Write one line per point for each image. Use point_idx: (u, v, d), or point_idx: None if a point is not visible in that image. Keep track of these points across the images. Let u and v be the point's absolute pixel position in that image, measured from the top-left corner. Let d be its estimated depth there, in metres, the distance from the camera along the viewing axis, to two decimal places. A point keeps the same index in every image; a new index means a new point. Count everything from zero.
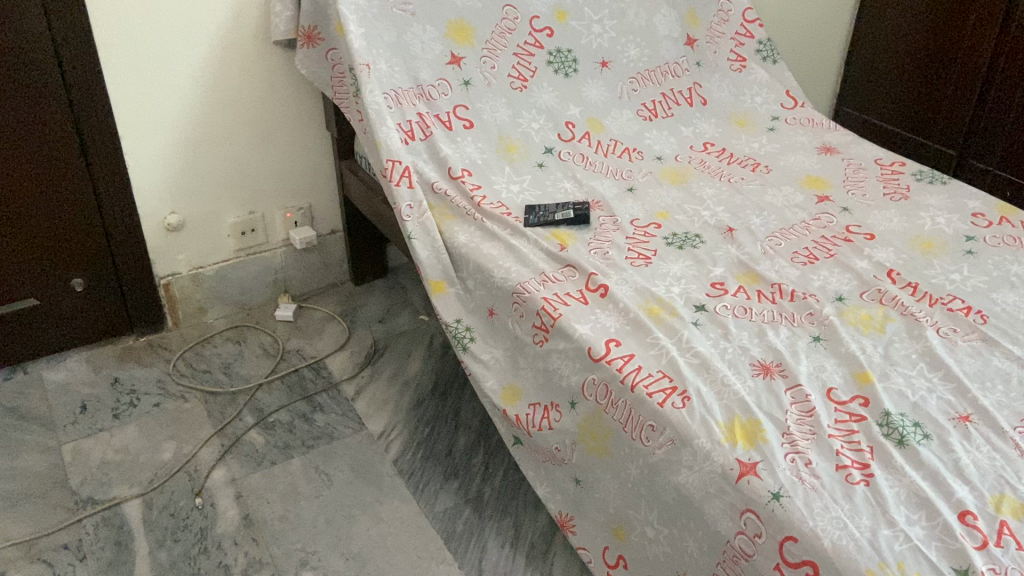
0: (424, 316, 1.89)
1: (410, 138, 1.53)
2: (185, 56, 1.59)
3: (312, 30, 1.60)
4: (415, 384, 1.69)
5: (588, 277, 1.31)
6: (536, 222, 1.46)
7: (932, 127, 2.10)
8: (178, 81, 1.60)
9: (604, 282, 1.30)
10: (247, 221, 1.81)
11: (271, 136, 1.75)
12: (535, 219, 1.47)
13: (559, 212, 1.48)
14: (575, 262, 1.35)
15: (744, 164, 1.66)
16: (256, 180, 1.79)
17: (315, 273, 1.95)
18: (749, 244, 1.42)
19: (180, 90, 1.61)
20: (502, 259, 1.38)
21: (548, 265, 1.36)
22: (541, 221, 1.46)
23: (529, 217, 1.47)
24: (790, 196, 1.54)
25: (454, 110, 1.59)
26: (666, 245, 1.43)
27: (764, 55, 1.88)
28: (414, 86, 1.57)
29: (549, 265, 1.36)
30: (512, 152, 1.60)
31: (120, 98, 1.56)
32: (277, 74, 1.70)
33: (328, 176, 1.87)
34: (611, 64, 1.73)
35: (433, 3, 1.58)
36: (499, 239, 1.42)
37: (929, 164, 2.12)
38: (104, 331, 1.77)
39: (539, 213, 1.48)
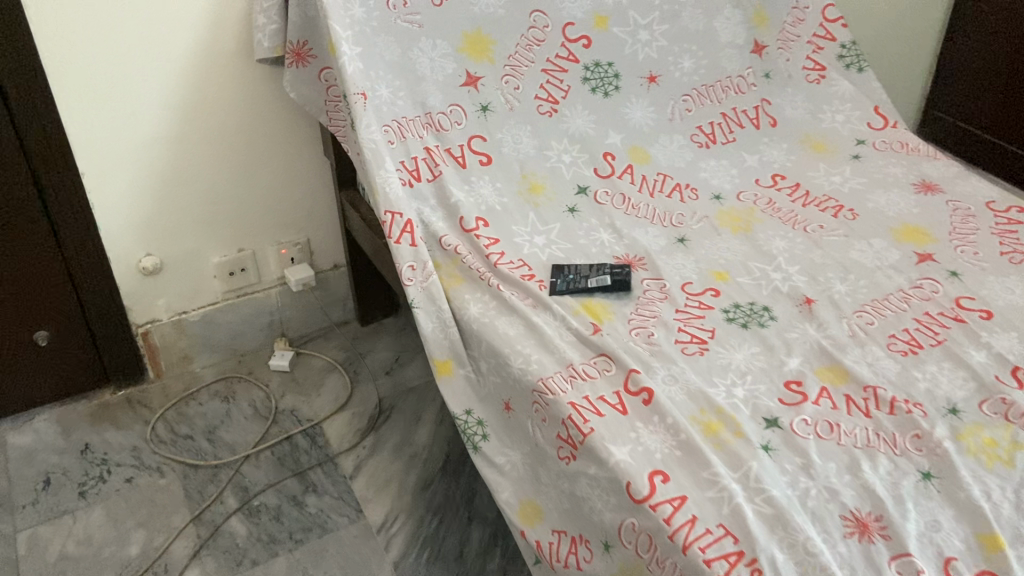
0: None
1: (415, 178, 1.28)
2: (153, 78, 1.34)
3: (301, 46, 1.34)
4: (424, 459, 1.45)
5: (626, 375, 1.04)
6: (565, 290, 1.19)
7: None
8: (146, 108, 1.36)
9: (647, 384, 1.02)
10: (236, 260, 1.57)
11: (259, 165, 1.51)
12: (564, 285, 1.20)
13: (594, 276, 1.21)
14: (610, 352, 1.08)
15: (822, 206, 1.36)
16: (244, 215, 1.54)
17: (315, 313, 1.72)
18: (831, 322, 1.14)
19: (149, 118, 1.37)
20: (520, 341, 1.11)
21: (578, 353, 1.09)
22: (571, 288, 1.19)
23: (557, 283, 1.21)
24: (882, 254, 1.25)
25: (469, 143, 1.34)
26: (726, 322, 1.15)
27: (847, 61, 1.55)
28: (421, 114, 1.31)
29: (578, 353, 1.09)
30: (538, 194, 1.33)
31: (78, 129, 1.32)
32: (263, 95, 1.44)
33: (328, 207, 1.63)
34: (660, 79, 1.44)
35: (443, 12, 1.31)
36: (517, 314, 1.15)
37: None
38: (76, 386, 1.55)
39: (569, 276, 1.21)
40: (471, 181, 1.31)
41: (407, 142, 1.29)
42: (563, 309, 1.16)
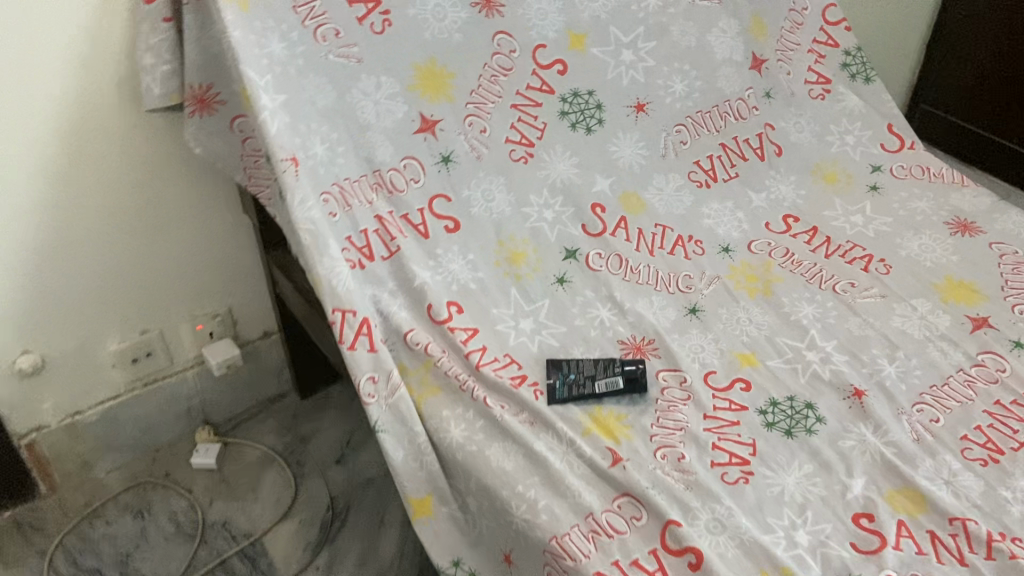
0: None
1: (367, 258, 1.02)
2: (13, 143, 1.02)
3: (206, 90, 1.05)
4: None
5: (663, 526, 0.82)
6: (567, 397, 0.96)
7: None
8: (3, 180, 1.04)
9: (692, 540, 0.80)
10: (140, 345, 1.28)
11: (162, 232, 1.21)
12: (565, 390, 0.96)
13: (601, 377, 0.97)
14: (637, 492, 0.85)
15: (849, 256, 1.16)
16: (147, 292, 1.25)
17: (242, 391, 1.44)
18: (890, 422, 0.94)
19: (10, 192, 1.05)
20: (522, 478, 0.87)
21: (595, 493, 0.86)
22: (574, 395, 0.96)
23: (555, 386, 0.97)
24: (930, 320, 1.06)
25: (430, 205, 1.07)
26: (766, 429, 0.94)
27: (852, 71, 1.37)
28: (368, 173, 1.05)
29: (596, 494, 0.86)
30: (518, 264, 1.08)
31: None
32: (160, 149, 1.14)
33: (252, 269, 1.34)
34: (649, 107, 1.21)
35: (388, 41, 1.05)
36: (510, 440, 0.91)
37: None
38: None
39: (570, 378, 0.97)
40: (435, 255, 1.06)
41: (353, 211, 1.02)
42: (568, 426, 0.92)
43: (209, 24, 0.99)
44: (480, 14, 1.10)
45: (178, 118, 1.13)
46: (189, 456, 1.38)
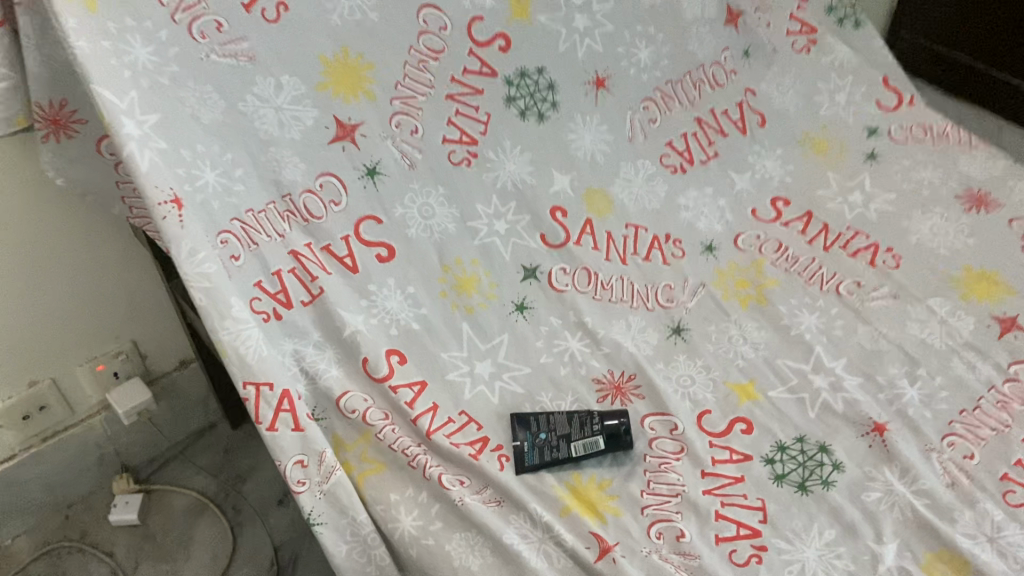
0: None
1: (284, 307, 0.82)
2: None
3: (59, 108, 0.83)
4: None
5: None
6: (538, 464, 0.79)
7: None
8: None
9: None
10: (30, 402, 1.08)
11: (37, 274, 0.99)
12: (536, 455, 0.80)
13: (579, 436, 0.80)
14: None
15: (851, 248, 1.00)
16: (30, 343, 1.04)
17: (163, 427, 1.27)
18: (919, 464, 0.80)
19: None
20: None
21: None
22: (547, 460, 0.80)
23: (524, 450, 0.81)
24: (950, 326, 0.91)
25: (356, 231, 0.88)
26: (775, 485, 0.79)
27: (839, 16, 1.22)
28: (277, 199, 0.85)
29: None
30: (468, 293, 0.90)
31: None
32: (18, 180, 0.91)
33: (157, 297, 1.15)
34: (610, 81, 1.02)
35: (287, 33, 0.83)
36: (475, 534, 0.75)
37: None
38: None
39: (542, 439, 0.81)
40: (367, 293, 0.87)
41: (261, 251, 0.82)
42: (544, 505, 0.76)
43: (49, 26, 0.76)
44: None
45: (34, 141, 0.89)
46: (107, 512, 1.21)
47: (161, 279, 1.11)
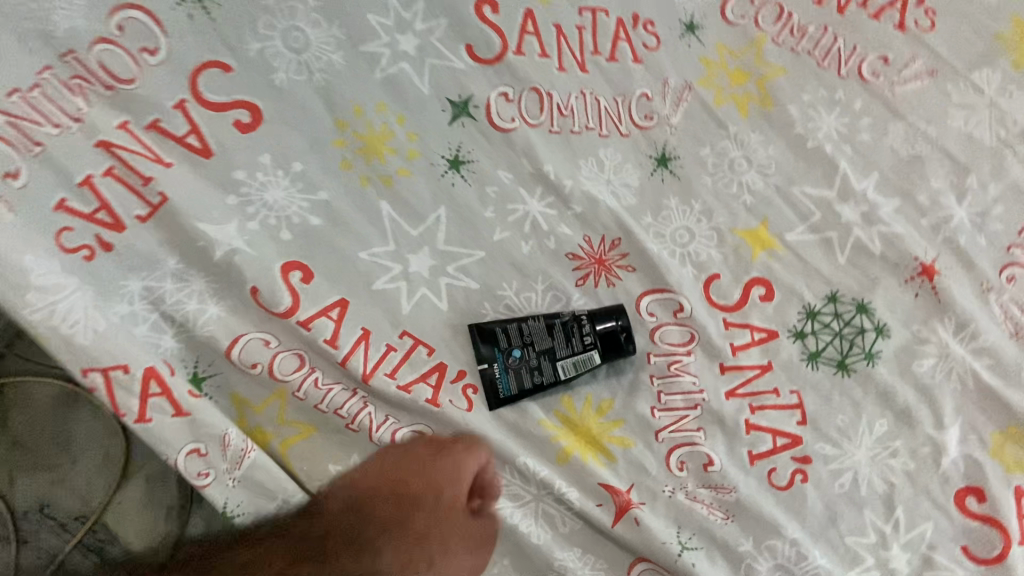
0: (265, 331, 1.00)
1: (111, 229, 0.55)
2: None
3: None
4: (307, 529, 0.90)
5: None
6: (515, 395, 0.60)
7: None
8: None
9: None
10: None
11: None
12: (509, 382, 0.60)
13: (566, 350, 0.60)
14: (660, 559, 0.56)
15: (873, 2, 0.74)
16: None
17: None
18: (977, 314, 0.65)
19: None
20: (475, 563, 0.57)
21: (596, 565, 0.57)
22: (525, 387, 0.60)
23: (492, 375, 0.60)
24: (1000, 110, 0.72)
25: (194, 89, 0.57)
26: (811, 370, 0.63)
27: None
28: (55, 62, 0.53)
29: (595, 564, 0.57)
30: (378, 158, 0.63)
31: None
32: None
33: None
34: None
35: None
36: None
37: None
38: None
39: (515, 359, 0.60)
40: (234, 185, 0.59)
41: (50, 151, 0.54)
42: (533, 457, 0.58)
43: None
44: None
45: None
46: None
47: None
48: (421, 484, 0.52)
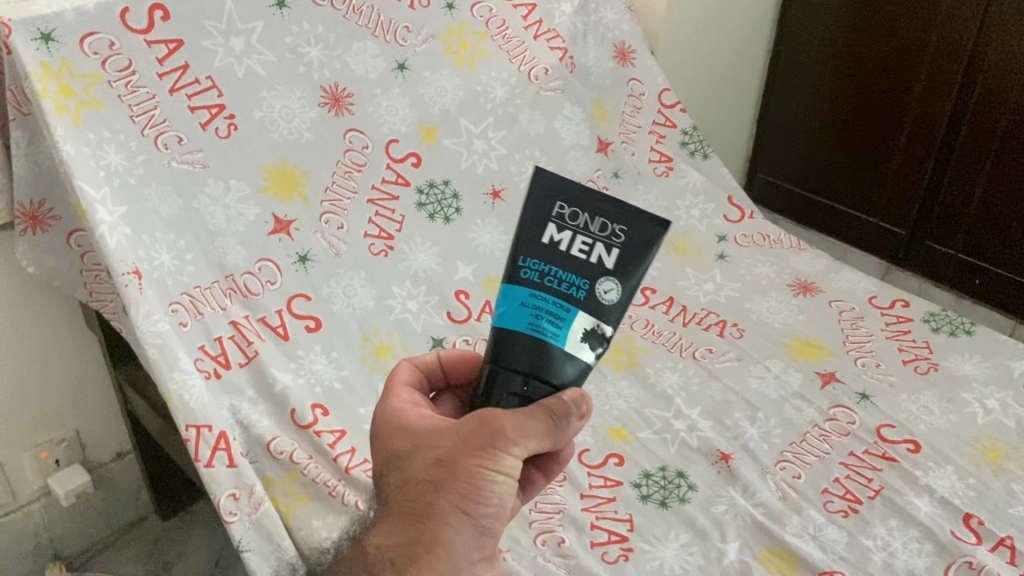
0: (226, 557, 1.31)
1: (223, 366, 0.97)
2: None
3: (38, 206, 0.99)
4: None
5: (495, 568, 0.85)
6: (632, 236, 0.53)
7: (882, 182, 1.76)
8: None
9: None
10: (45, 465, 1.22)
11: (55, 375, 1.18)
12: (595, 260, 0.53)
13: (536, 242, 0.54)
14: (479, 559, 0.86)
15: (704, 324, 1.21)
16: (31, 421, 1.18)
17: (94, 517, 1.31)
18: (758, 483, 0.97)
19: None
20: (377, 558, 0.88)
21: None
22: (610, 256, 0.53)
23: (610, 235, 0.54)
24: (783, 379, 1.11)
25: (289, 305, 1.05)
26: (642, 503, 0.95)
27: (691, 148, 1.45)
28: (221, 279, 1.01)
29: None
30: (297, 195, 1.09)
31: None
32: (49, 339, 1.14)
33: (100, 391, 1.25)
34: (505, 193, 1.24)
35: (235, 146, 1.05)
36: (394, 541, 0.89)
37: (874, 215, 1.81)
38: None
39: (558, 265, 0.53)
40: (296, 356, 1.03)
41: (206, 319, 0.98)
42: None
43: (39, 139, 0.95)
44: (329, 112, 1.12)
45: (46, 306, 1.12)
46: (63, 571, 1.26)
47: (119, 402, 1.26)
48: (477, 454, 0.52)
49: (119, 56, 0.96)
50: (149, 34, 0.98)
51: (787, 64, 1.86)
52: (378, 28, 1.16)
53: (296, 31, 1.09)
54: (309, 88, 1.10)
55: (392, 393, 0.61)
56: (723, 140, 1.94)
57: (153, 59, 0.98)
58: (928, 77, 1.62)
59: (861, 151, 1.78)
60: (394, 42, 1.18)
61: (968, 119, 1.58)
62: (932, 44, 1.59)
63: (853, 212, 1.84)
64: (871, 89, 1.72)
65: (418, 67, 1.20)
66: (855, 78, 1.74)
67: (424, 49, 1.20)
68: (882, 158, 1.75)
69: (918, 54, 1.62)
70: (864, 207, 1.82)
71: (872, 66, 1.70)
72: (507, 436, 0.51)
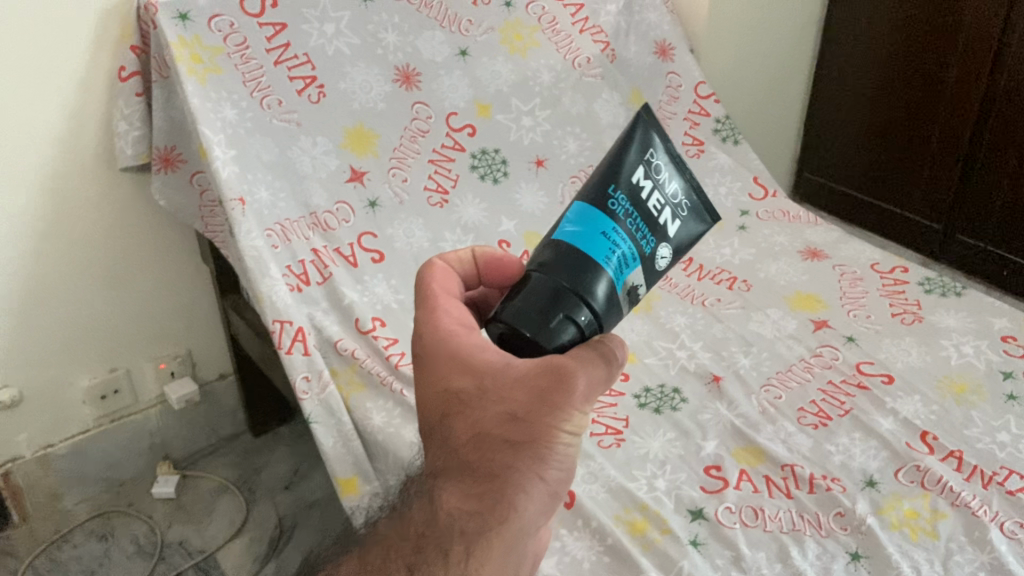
0: (305, 469, 1.56)
1: (304, 283, 1.20)
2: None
3: (170, 151, 1.26)
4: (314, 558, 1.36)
5: None
6: (695, 201, 0.59)
7: (916, 179, 1.88)
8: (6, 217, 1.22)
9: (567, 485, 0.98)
10: (161, 375, 1.49)
11: (173, 299, 1.45)
12: (663, 223, 0.57)
13: (611, 173, 0.57)
14: None
15: (717, 279, 1.37)
16: (152, 336, 1.46)
17: (201, 429, 1.58)
18: (742, 399, 1.13)
19: (55, 264, 1.29)
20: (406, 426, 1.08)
21: None
22: (675, 223, 0.57)
23: (690, 178, 0.59)
24: (780, 323, 1.26)
25: (359, 240, 1.28)
26: (638, 408, 1.12)
27: (723, 135, 1.62)
28: (306, 215, 1.25)
29: None
30: (372, 153, 1.32)
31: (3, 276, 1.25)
32: (171, 267, 1.42)
33: (210, 318, 1.52)
34: (548, 163, 1.46)
35: (323, 109, 1.29)
36: None
37: (911, 211, 1.92)
38: None
39: (636, 199, 0.56)
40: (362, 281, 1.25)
41: (293, 245, 1.22)
42: None
43: (173, 98, 1.22)
44: (401, 87, 1.35)
45: (171, 239, 1.40)
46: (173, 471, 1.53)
47: (223, 329, 1.52)
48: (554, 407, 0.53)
49: (237, 33, 1.22)
50: (261, 17, 1.24)
51: (830, 72, 2.01)
52: (445, 20, 1.39)
53: (377, 20, 1.33)
54: (385, 66, 1.34)
55: (455, 335, 0.58)
56: (769, 143, 2.09)
57: (262, 37, 1.24)
58: (955, 79, 1.74)
59: (898, 149, 1.90)
60: (458, 32, 1.40)
61: (994, 116, 1.68)
62: (960, 47, 1.71)
63: (893, 208, 1.95)
64: (907, 90, 1.85)
65: (478, 54, 1.42)
66: (893, 79, 1.87)
67: (483, 39, 1.42)
68: (916, 156, 1.87)
69: (946, 59, 1.74)
70: (904, 202, 1.93)
71: (906, 68, 1.83)
72: (581, 384, 0.52)
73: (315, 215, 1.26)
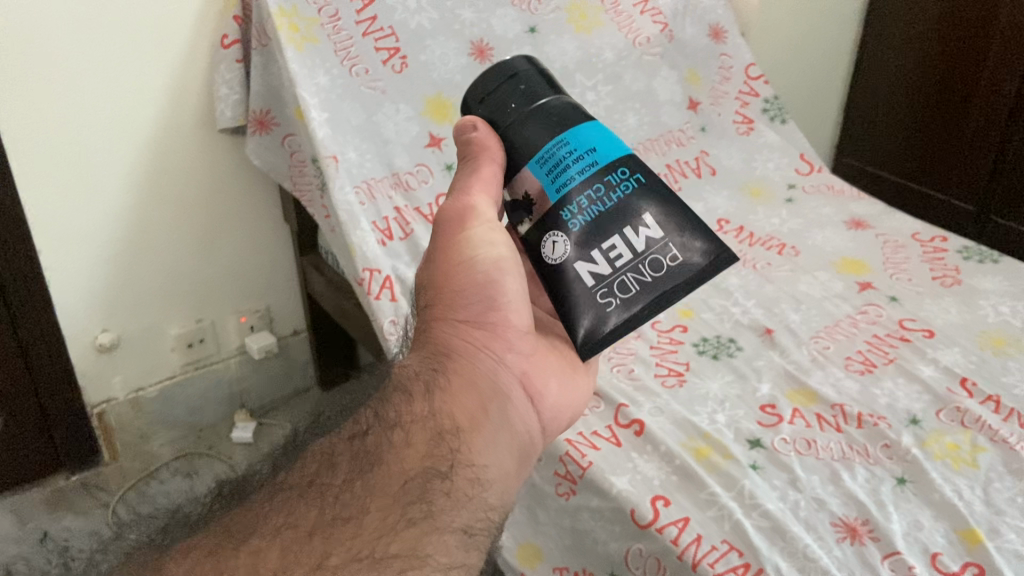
0: None
1: (388, 237, 1.30)
2: (111, 125, 1.30)
3: (265, 115, 1.37)
4: None
5: (616, 410, 1.10)
6: (613, 323, 0.59)
7: (952, 163, 1.96)
8: (116, 170, 1.34)
9: (637, 417, 1.08)
10: (242, 328, 1.61)
11: (256, 256, 1.57)
12: (597, 255, 0.59)
13: (647, 194, 0.60)
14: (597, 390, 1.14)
15: (767, 244, 1.47)
16: (236, 289, 1.57)
17: (277, 382, 1.70)
18: (794, 348, 1.22)
19: (154, 216, 1.41)
20: None
21: None
22: (587, 278, 0.59)
23: (603, 307, 0.59)
24: (827, 285, 1.36)
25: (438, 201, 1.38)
26: (698, 355, 1.22)
27: (771, 114, 1.72)
28: (389, 175, 1.36)
29: None
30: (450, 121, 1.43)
31: (109, 225, 1.37)
32: (257, 226, 1.54)
33: (288, 276, 1.63)
34: None
35: (405, 79, 1.39)
36: None
37: (946, 192, 1.99)
38: (78, 456, 1.52)
39: (606, 211, 0.59)
40: None
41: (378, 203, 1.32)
42: None
43: (271, 65, 1.33)
44: (475, 60, 1.45)
45: (259, 199, 1.51)
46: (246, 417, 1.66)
47: (300, 288, 1.63)
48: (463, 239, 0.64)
49: (330, 6, 1.33)
50: None
51: (872, 62, 2.10)
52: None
53: None
54: (461, 41, 1.45)
55: None
56: (810, 130, 2.18)
57: (353, 10, 1.35)
58: (992, 67, 1.82)
59: (935, 134, 1.98)
60: (527, 10, 1.50)
61: None
62: (998, 36, 1.79)
63: (928, 191, 2.03)
64: (945, 78, 1.92)
65: (547, 31, 1.51)
66: (931, 68, 1.95)
67: (552, 17, 1.52)
68: (952, 141, 1.94)
69: (985, 47, 1.82)
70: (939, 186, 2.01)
71: (946, 56, 1.91)
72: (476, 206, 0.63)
73: (398, 176, 1.37)
